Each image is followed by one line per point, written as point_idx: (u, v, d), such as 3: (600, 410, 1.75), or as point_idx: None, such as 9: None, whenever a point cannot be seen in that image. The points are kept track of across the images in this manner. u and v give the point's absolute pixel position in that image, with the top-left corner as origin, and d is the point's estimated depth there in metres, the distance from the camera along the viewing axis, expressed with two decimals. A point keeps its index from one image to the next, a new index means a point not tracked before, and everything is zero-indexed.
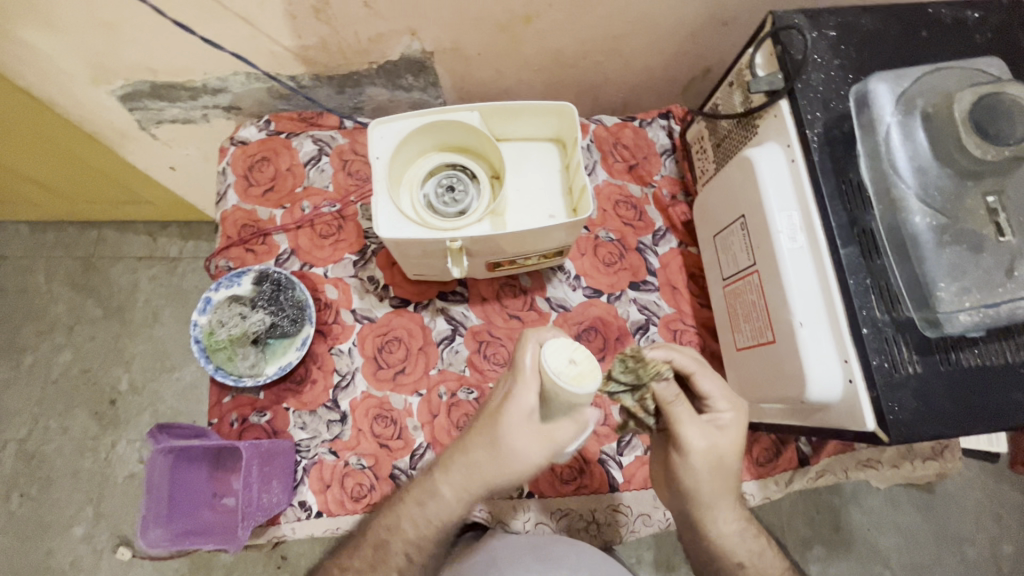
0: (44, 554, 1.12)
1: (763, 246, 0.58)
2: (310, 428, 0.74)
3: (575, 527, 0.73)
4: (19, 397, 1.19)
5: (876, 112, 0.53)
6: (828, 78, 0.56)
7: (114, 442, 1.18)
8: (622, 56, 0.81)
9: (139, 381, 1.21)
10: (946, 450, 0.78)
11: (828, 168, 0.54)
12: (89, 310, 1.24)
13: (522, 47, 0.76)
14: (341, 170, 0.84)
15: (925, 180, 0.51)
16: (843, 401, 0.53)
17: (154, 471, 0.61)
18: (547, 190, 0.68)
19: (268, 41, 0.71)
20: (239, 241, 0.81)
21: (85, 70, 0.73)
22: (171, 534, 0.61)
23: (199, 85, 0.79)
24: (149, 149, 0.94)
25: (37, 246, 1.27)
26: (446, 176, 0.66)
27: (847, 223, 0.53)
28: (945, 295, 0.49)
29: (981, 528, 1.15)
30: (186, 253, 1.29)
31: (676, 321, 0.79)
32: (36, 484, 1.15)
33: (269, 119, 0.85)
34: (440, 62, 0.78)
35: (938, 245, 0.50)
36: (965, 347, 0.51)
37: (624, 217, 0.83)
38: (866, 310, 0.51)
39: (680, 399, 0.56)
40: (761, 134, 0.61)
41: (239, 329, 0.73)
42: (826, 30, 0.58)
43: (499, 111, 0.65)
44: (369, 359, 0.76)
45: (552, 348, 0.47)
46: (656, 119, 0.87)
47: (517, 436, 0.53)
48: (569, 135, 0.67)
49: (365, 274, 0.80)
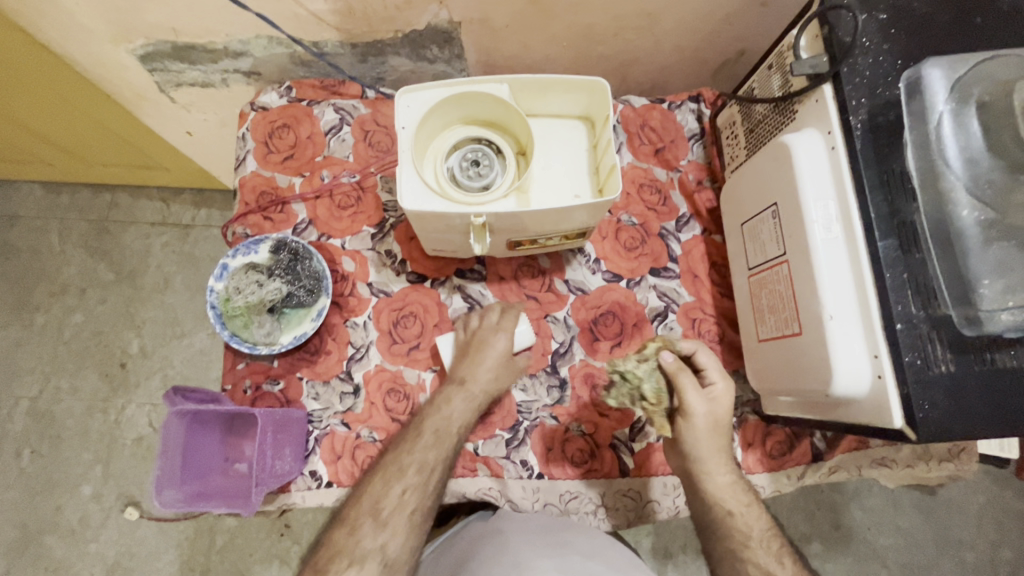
0: (53, 511, 1.14)
1: (794, 234, 0.56)
2: (323, 399, 0.74)
3: (584, 512, 0.73)
4: (31, 356, 1.20)
5: (929, 99, 0.51)
6: (876, 63, 0.54)
7: (124, 405, 1.19)
8: (654, 34, 0.78)
9: (149, 346, 1.21)
10: (963, 453, 0.76)
11: (870, 156, 0.52)
12: (102, 274, 1.25)
13: (552, 21, 0.74)
14: (362, 141, 0.82)
15: (976, 173, 0.49)
16: (869, 398, 0.52)
17: (170, 432, 0.61)
18: (573, 169, 0.67)
19: (293, 5, 0.69)
20: (257, 209, 0.80)
21: (106, 28, 0.71)
22: (185, 496, 0.62)
23: (220, 47, 0.77)
24: (166, 111, 0.92)
25: (51, 207, 1.27)
26: (471, 150, 0.65)
27: (887, 214, 0.51)
28: (988, 292, 0.48)
29: (981, 533, 1.15)
30: (199, 221, 1.28)
31: (695, 309, 0.78)
32: (47, 442, 1.17)
33: (290, 86, 0.83)
34: (466, 33, 0.76)
35: (985, 241, 0.49)
36: (1003, 348, 0.49)
37: (648, 201, 0.81)
38: (901, 305, 0.50)
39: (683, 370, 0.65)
40: (800, 120, 0.59)
41: (255, 297, 0.71)
42: (877, 12, 0.55)
43: (529, 85, 0.63)
44: (384, 334, 0.76)
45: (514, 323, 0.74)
46: (686, 102, 0.85)
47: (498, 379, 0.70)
48: (599, 114, 0.65)
49: (383, 248, 0.79)
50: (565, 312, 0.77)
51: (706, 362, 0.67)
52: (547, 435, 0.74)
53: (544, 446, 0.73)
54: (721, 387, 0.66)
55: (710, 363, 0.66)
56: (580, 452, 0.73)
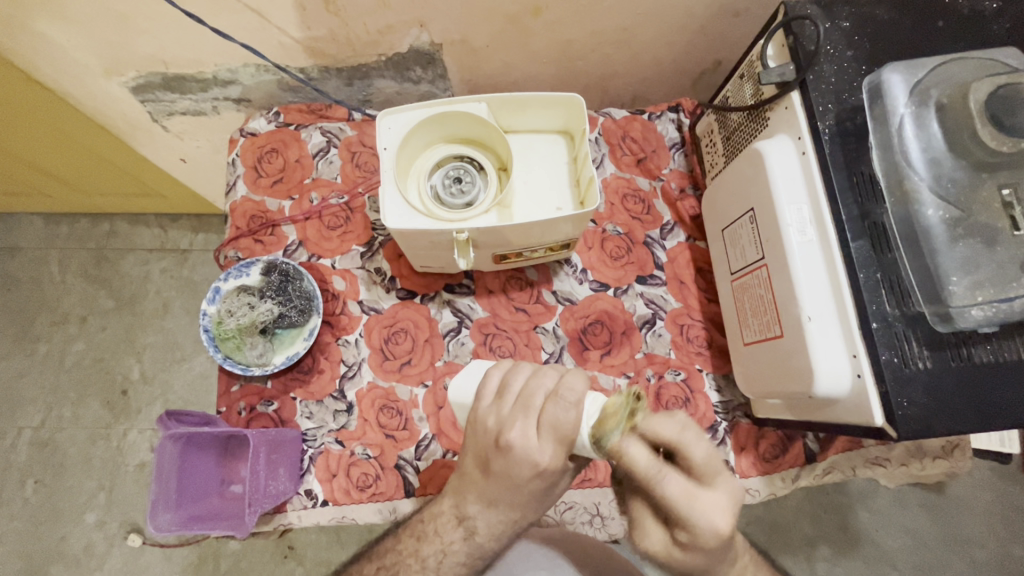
0: (57, 540, 1.14)
1: (771, 238, 0.57)
2: (316, 417, 0.74)
3: (580, 522, 0.73)
4: (33, 386, 1.21)
5: (889, 103, 0.53)
6: (841, 69, 0.56)
7: (126, 430, 1.20)
8: (632, 48, 0.80)
9: (150, 371, 1.22)
10: (958, 449, 0.76)
11: (839, 160, 0.54)
12: (102, 301, 1.26)
13: (531, 38, 0.76)
14: (349, 162, 0.84)
15: (938, 172, 0.50)
16: (852, 397, 0.52)
17: (164, 458, 0.62)
18: (555, 182, 0.68)
19: (279, 33, 0.71)
20: (248, 232, 0.81)
21: (98, 62, 0.74)
22: (179, 519, 0.63)
23: (210, 77, 0.79)
24: (160, 140, 0.94)
25: (51, 237, 1.29)
26: (452, 168, 0.66)
27: (857, 216, 0.52)
28: (957, 289, 0.49)
29: (991, 531, 1.13)
30: (196, 246, 1.30)
31: (682, 315, 0.78)
32: (50, 472, 1.17)
33: (278, 111, 0.85)
34: (448, 54, 0.78)
35: (951, 239, 0.50)
36: (978, 343, 0.50)
37: (632, 211, 0.82)
38: (876, 304, 0.51)
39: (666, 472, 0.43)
40: (771, 127, 0.61)
41: (247, 319, 0.73)
42: (840, 21, 0.57)
43: (507, 103, 0.65)
44: (376, 351, 0.77)
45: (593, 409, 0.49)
46: (666, 113, 0.87)
47: (541, 454, 0.49)
48: (577, 127, 0.67)
49: (372, 266, 0.80)
50: (554, 323, 0.78)
51: (645, 450, 0.44)
52: None
53: None
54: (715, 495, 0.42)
55: (645, 455, 0.43)
56: None
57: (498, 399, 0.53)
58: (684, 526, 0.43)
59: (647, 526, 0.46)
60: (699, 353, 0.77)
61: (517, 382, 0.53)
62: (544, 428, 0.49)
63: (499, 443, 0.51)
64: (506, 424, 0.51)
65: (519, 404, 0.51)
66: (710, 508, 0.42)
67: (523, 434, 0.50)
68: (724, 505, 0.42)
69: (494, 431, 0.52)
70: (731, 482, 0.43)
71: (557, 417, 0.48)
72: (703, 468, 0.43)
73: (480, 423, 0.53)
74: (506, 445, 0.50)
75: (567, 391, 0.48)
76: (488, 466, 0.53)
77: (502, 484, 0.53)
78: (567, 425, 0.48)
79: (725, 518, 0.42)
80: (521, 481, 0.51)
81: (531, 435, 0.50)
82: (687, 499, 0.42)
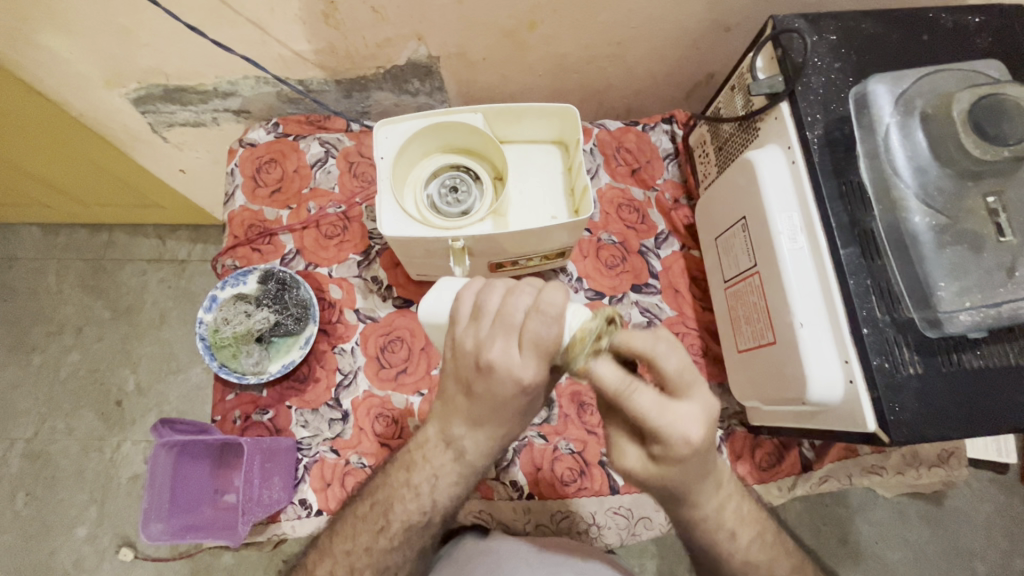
0: (47, 554, 1.12)
1: (763, 245, 0.58)
2: (311, 426, 0.74)
3: (577, 531, 0.73)
4: (27, 398, 1.21)
5: (875, 113, 0.55)
6: (828, 81, 0.57)
7: (119, 442, 1.19)
8: (626, 61, 0.82)
9: (145, 383, 1.22)
10: (953, 458, 0.77)
11: (828, 168, 0.54)
12: (98, 312, 1.26)
13: (527, 51, 0.77)
14: (347, 172, 0.85)
15: (925, 180, 0.52)
16: (845, 404, 0.53)
17: (157, 466, 0.62)
18: (550, 191, 0.69)
19: (278, 46, 0.72)
20: (246, 241, 0.82)
21: (99, 74, 0.75)
22: (171, 528, 0.62)
23: (210, 88, 0.80)
24: (159, 151, 0.95)
25: (49, 248, 1.29)
26: (448, 177, 0.67)
27: (847, 223, 0.53)
28: (945, 295, 0.50)
29: (991, 543, 1.13)
30: (194, 256, 1.30)
31: (677, 323, 0.79)
32: (41, 484, 1.16)
33: (277, 122, 0.87)
34: (445, 67, 0.79)
35: (938, 245, 0.51)
36: (968, 348, 0.50)
37: (627, 220, 0.83)
38: (866, 310, 0.51)
39: (636, 389, 0.43)
40: (762, 137, 0.62)
41: (243, 327, 0.74)
42: (827, 34, 0.58)
43: (502, 113, 0.66)
44: (371, 359, 0.77)
45: (576, 324, 0.43)
46: (660, 124, 0.88)
47: (523, 371, 0.45)
48: (571, 137, 0.68)
49: (369, 275, 0.81)
50: None
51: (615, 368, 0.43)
52: (536, 455, 0.74)
53: (532, 465, 0.73)
54: (690, 409, 0.43)
55: (614, 373, 0.43)
56: (569, 470, 0.73)
57: (475, 319, 0.48)
58: (658, 440, 0.44)
59: (624, 449, 0.47)
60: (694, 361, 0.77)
61: (494, 301, 0.47)
62: (524, 344, 0.44)
63: (480, 363, 0.46)
64: (484, 343, 0.46)
65: (497, 321, 0.46)
66: (683, 419, 0.43)
67: (504, 351, 0.45)
68: (699, 418, 0.43)
69: (472, 352, 0.47)
70: (705, 396, 0.44)
71: (536, 333, 0.43)
72: (676, 381, 0.43)
73: (458, 346, 0.48)
74: (486, 365, 0.45)
75: (547, 304, 0.43)
76: (468, 388, 0.49)
77: (485, 406, 0.49)
78: (548, 342, 0.43)
79: (700, 431, 0.43)
80: (505, 399, 0.47)
81: (512, 352, 0.45)
82: (659, 413, 0.42)
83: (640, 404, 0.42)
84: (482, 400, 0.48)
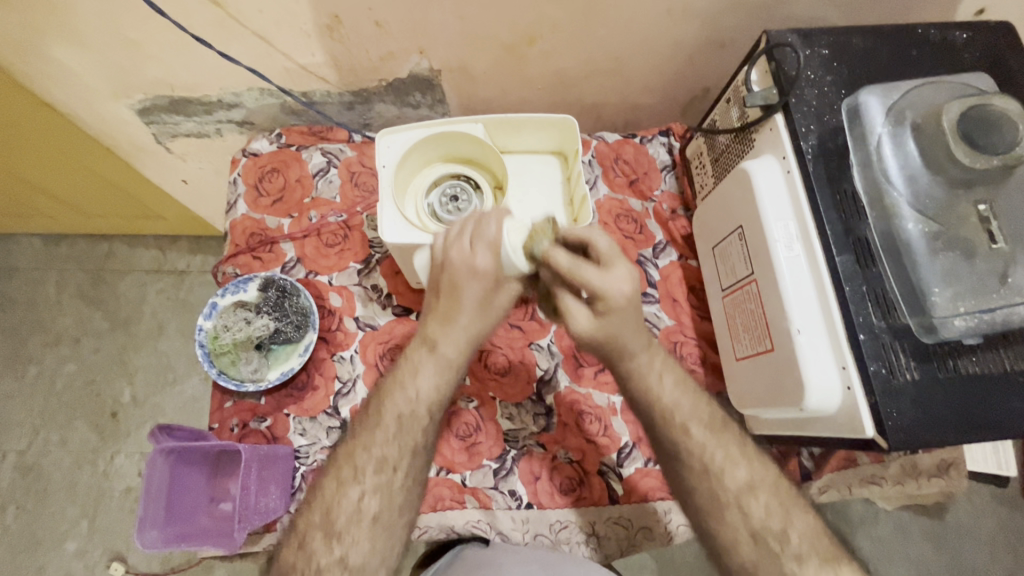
0: (36, 569, 1.10)
1: (760, 253, 0.58)
2: (309, 434, 0.74)
3: (577, 542, 0.72)
4: (21, 409, 1.20)
5: (867, 124, 0.56)
6: (821, 94, 0.58)
7: (113, 455, 1.18)
8: (624, 75, 0.83)
9: (141, 395, 1.21)
10: (953, 468, 0.76)
11: (823, 177, 0.55)
12: (95, 323, 1.26)
13: (526, 65, 0.79)
14: (349, 182, 0.86)
15: (916, 189, 0.53)
16: (843, 410, 0.53)
17: (154, 473, 0.61)
18: (550, 201, 0.70)
19: (283, 59, 0.73)
20: (247, 249, 0.82)
21: (106, 85, 0.76)
22: (167, 535, 0.62)
23: (214, 100, 0.81)
24: (162, 163, 0.96)
25: (48, 259, 1.30)
26: (449, 187, 0.68)
27: (842, 231, 0.54)
28: (939, 300, 0.51)
29: (995, 559, 1.12)
30: (193, 268, 1.30)
31: (676, 332, 0.79)
32: (32, 498, 1.14)
33: (280, 133, 0.88)
34: (447, 80, 0.81)
35: (932, 252, 0.52)
36: (963, 354, 0.51)
37: (625, 230, 0.84)
38: (862, 316, 0.52)
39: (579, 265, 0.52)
40: (758, 147, 0.63)
41: (244, 333, 0.73)
42: (819, 49, 0.60)
43: (503, 124, 0.67)
44: (370, 367, 0.77)
45: (514, 229, 0.56)
46: (657, 137, 0.89)
47: (478, 261, 0.55)
48: (570, 147, 0.69)
49: (369, 283, 0.81)
50: (549, 340, 0.78)
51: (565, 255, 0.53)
52: (535, 465, 0.73)
53: (530, 474, 0.73)
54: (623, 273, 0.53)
55: (565, 257, 0.53)
56: (568, 480, 0.73)
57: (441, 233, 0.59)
58: (601, 301, 0.53)
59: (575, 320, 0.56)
60: (693, 370, 0.77)
61: (455, 219, 0.59)
62: (477, 240, 0.55)
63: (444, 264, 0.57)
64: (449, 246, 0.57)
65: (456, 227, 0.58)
66: (619, 280, 0.53)
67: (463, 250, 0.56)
68: (631, 279, 0.53)
69: (439, 260, 0.58)
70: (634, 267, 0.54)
71: (487, 229, 0.55)
72: (606, 256, 0.54)
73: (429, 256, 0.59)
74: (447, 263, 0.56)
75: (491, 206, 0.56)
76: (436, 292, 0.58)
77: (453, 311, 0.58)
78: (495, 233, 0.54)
79: (630, 288, 0.53)
80: (467, 293, 0.56)
81: (467, 249, 0.55)
82: (600, 278, 0.52)
83: (586, 274, 0.52)
84: (450, 305, 0.57)
